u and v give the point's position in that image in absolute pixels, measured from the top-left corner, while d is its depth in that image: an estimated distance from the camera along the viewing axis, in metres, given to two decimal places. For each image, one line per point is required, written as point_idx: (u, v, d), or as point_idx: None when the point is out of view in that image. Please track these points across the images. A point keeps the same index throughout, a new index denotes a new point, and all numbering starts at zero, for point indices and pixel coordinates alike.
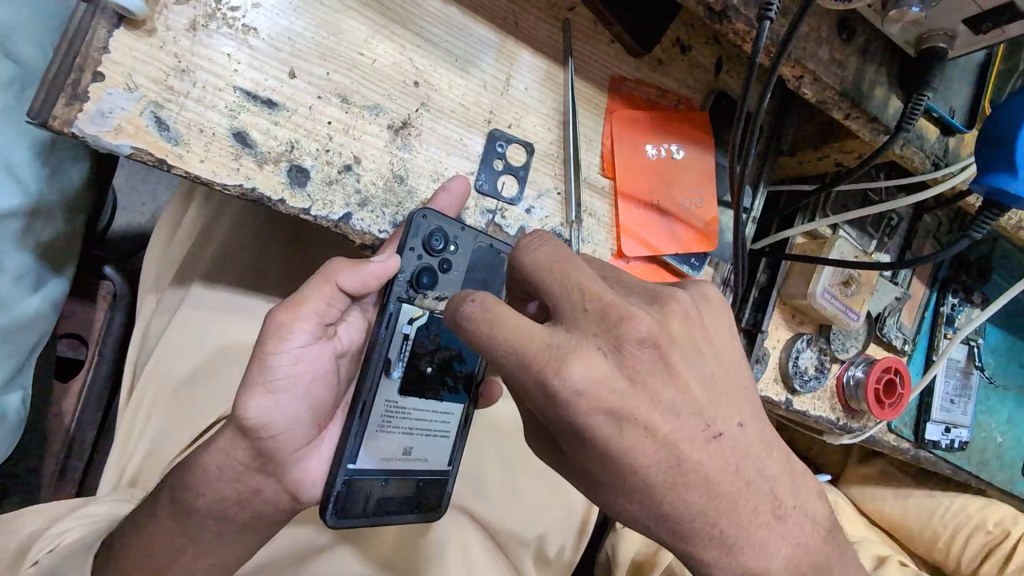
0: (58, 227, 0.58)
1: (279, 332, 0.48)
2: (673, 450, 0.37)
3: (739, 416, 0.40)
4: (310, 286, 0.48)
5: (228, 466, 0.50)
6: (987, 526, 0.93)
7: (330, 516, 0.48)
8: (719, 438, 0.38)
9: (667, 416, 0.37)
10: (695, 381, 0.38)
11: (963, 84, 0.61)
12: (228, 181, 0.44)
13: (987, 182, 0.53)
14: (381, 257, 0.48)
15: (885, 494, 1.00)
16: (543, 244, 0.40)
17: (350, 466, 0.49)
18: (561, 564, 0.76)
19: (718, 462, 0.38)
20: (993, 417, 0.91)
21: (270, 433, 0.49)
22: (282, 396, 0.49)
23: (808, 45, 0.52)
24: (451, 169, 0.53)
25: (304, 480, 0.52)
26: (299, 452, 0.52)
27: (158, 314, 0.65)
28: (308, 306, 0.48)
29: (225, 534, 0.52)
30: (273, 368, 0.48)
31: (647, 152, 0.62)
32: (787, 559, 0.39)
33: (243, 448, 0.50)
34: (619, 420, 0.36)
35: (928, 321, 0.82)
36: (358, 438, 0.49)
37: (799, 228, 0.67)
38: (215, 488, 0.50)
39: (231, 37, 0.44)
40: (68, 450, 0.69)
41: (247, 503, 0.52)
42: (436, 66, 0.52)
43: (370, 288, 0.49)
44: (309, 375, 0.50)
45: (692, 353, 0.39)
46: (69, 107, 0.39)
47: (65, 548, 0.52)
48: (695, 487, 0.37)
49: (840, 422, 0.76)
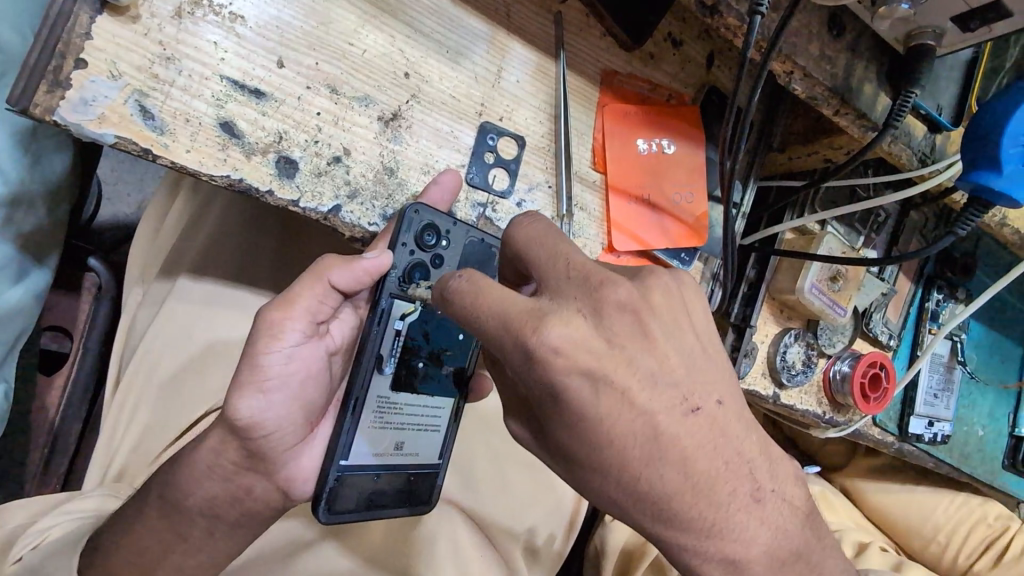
0: (40, 217, 0.57)
1: (270, 331, 0.48)
2: (649, 420, 0.36)
3: (716, 392, 0.39)
4: (301, 284, 0.48)
5: (219, 465, 0.49)
6: (988, 521, 0.97)
7: (322, 512, 0.48)
8: (696, 412, 0.37)
9: (656, 402, 0.37)
10: (683, 368, 0.38)
11: (950, 82, 0.62)
12: (215, 171, 0.43)
13: (973, 179, 0.54)
14: (373, 253, 0.48)
15: (889, 487, 1.01)
16: (532, 221, 0.41)
17: (342, 463, 0.49)
18: (551, 556, 0.76)
19: (696, 437, 0.37)
20: (975, 411, 0.92)
21: (262, 432, 0.49)
22: (275, 395, 0.48)
23: (798, 40, 0.52)
24: (442, 163, 0.53)
25: (295, 478, 0.52)
26: (291, 450, 0.51)
27: (144, 307, 0.65)
28: (300, 305, 0.48)
29: (216, 531, 0.52)
30: (264, 368, 0.48)
31: (638, 146, 0.62)
32: (767, 547, 0.39)
33: (234, 448, 0.49)
34: (596, 382, 0.36)
35: (912, 316, 0.83)
36: (350, 434, 0.49)
37: (788, 224, 0.67)
38: (206, 488, 0.50)
39: (218, 25, 0.43)
40: (51, 444, 0.68)
41: (236, 502, 0.51)
42: (427, 58, 0.51)
43: (363, 286, 0.49)
44: (301, 374, 0.49)
45: (679, 338, 0.38)
46: (51, 94, 0.38)
47: (48, 545, 0.51)
48: (674, 466, 0.37)
49: (825, 416, 0.77)
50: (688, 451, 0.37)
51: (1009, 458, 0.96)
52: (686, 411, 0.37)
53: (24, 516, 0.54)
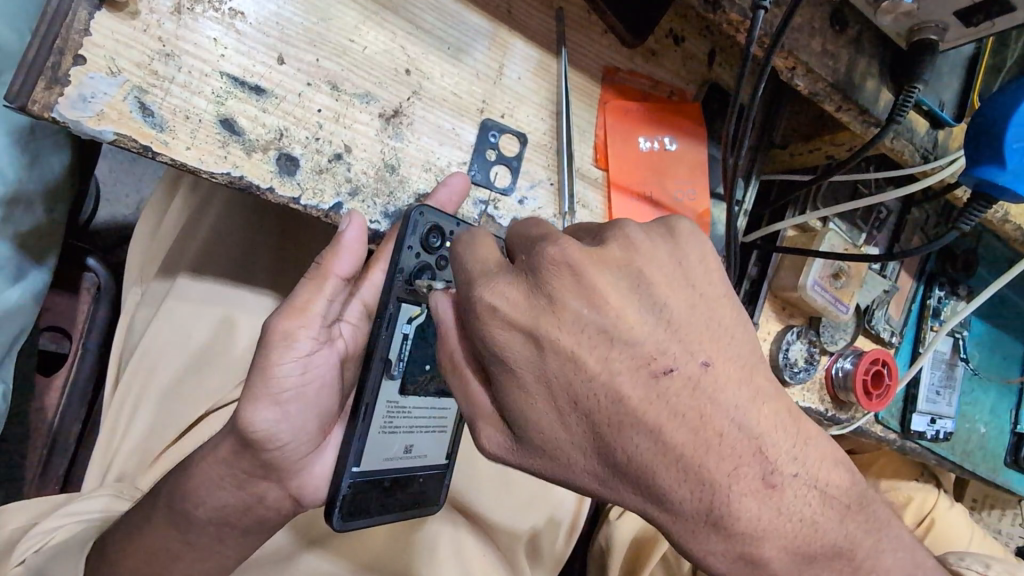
0: (38, 216, 0.56)
1: (284, 340, 0.48)
2: (611, 386, 0.33)
3: (703, 352, 0.34)
4: (308, 289, 0.48)
5: (231, 475, 0.50)
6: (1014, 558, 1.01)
7: (337, 520, 0.47)
8: (670, 374, 0.33)
9: (628, 374, 0.33)
10: (668, 335, 0.34)
11: (952, 79, 0.62)
12: (216, 169, 0.43)
13: (976, 174, 0.54)
14: (346, 219, 0.46)
15: (964, 530, 0.97)
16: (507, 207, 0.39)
17: (354, 469, 0.47)
18: (551, 559, 0.76)
19: (683, 405, 0.33)
20: (977, 408, 0.92)
21: (276, 444, 0.49)
22: (290, 407, 0.49)
23: (800, 36, 0.51)
24: (444, 160, 0.53)
25: (306, 486, 0.53)
26: (302, 462, 0.52)
27: (143, 305, 0.64)
28: (314, 311, 0.48)
29: (226, 540, 0.53)
30: (279, 381, 0.48)
31: (640, 143, 0.62)
32: None
33: (245, 460, 0.50)
34: (537, 348, 0.34)
35: (915, 312, 0.83)
36: (362, 441, 0.47)
37: (791, 221, 0.67)
38: (217, 498, 0.51)
39: (218, 21, 0.43)
40: (51, 445, 0.68)
41: (248, 511, 0.52)
42: (428, 54, 0.51)
43: (358, 257, 0.48)
44: (317, 384, 0.50)
45: (676, 303, 0.34)
46: (50, 90, 0.37)
47: (51, 548, 0.51)
48: (680, 445, 0.33)
49: (829, 413, 0.75)
50: (713, 444, 0.33)
51: (1011, 455, 0.96)
52: (691, 409, 0.33)
53: (26, 517, 0.54)
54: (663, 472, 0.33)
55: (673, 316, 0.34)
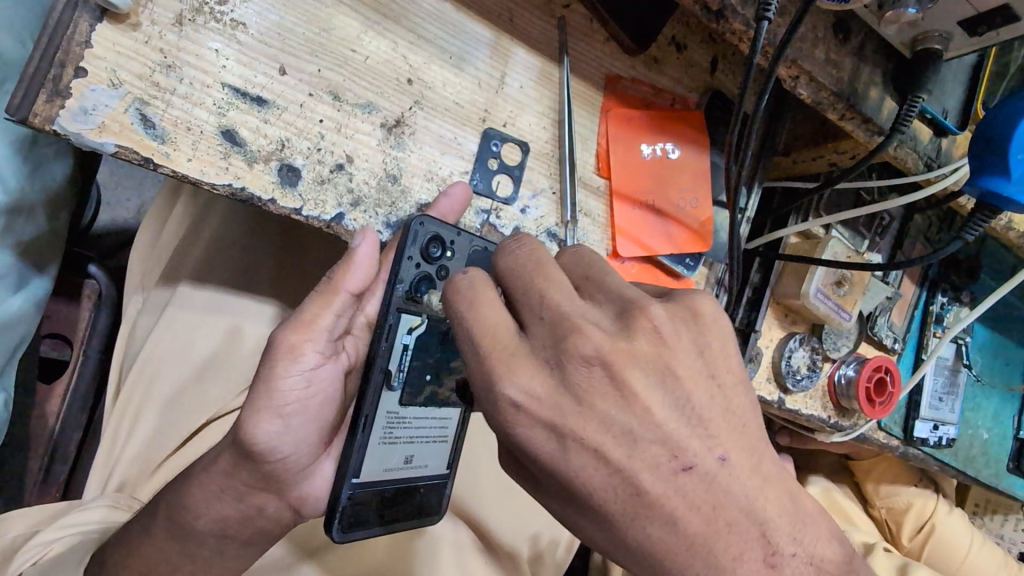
0: (39, 225, 0.56)
1: (285, 353, 0.47)
2: (607, 408, 0.33)
3: (720, 446, 0.34)
4: (311, 302, 0.48)
5: (231, 487, 0.50)
6: (1010, 561, 1.01)
7: (336, 532, 0.47)
8: (674, 454, 0.34)
9: (627, 421, 0.33)
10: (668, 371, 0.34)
11: (956, 86, 0.61)
12: (217, 180, 0.42)
13: (982, 184, 0.54)
14: (359, 235, 0.47)
15: (954, 534, 0.97)
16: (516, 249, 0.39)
17: (354, 481, 0.47)
18: (551, 567, 0.76)
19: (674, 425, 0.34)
20: (979, 413, 0.92)
21: (278, 456, 0.49)
22: (291, 420, 0.49)
23: (804, 45, 0.51)
24: (446, 170, 0.52)
25: (307, 498, 0.53)
26: (303, 473, 0.52)
27: (144, 313, 0.65)
28: (319, 323, 0.48)
29: (226, 551, 0.53)
30: (281, 395, 0.48)
31: (642, 151, 0.62)
32: None
33: (245, 471, 0.50)
34: (536, 367, 0.34)
35: (917, 318, 0.83)
36: (363, 451, 0.47)
37: (793, 228, 0.67)
38: (217, 510, 0.51)
39: (220, 33, 0.42)
40: (51, 453, 0.68)
41: (249, 522, 0.52)
42: (430, 63, 0.51)
43: (365, 275, 0.47)
44: (319, 397, 0.50)
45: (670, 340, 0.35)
46: (51, 104, 0.37)
47: (48, 561, 0.51)
48: (677, 467, 0.33)
49: (831, 420, 0.76)
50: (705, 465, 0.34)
51: (1013, 461, 0.95)
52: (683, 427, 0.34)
53: (26, 525, 0.54)
54: (662, 494, 0.33)
55: (662, 367, 0.35)
